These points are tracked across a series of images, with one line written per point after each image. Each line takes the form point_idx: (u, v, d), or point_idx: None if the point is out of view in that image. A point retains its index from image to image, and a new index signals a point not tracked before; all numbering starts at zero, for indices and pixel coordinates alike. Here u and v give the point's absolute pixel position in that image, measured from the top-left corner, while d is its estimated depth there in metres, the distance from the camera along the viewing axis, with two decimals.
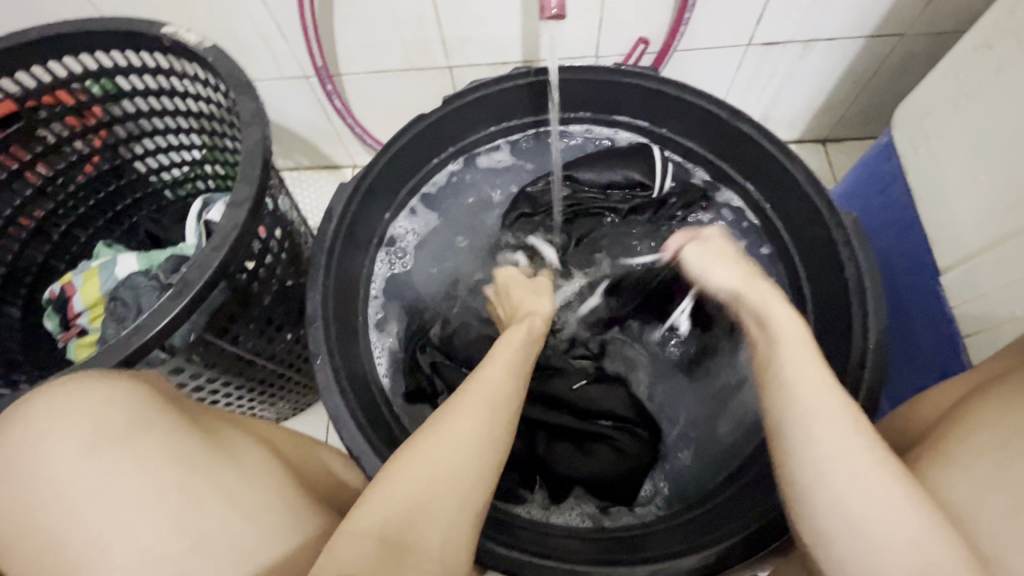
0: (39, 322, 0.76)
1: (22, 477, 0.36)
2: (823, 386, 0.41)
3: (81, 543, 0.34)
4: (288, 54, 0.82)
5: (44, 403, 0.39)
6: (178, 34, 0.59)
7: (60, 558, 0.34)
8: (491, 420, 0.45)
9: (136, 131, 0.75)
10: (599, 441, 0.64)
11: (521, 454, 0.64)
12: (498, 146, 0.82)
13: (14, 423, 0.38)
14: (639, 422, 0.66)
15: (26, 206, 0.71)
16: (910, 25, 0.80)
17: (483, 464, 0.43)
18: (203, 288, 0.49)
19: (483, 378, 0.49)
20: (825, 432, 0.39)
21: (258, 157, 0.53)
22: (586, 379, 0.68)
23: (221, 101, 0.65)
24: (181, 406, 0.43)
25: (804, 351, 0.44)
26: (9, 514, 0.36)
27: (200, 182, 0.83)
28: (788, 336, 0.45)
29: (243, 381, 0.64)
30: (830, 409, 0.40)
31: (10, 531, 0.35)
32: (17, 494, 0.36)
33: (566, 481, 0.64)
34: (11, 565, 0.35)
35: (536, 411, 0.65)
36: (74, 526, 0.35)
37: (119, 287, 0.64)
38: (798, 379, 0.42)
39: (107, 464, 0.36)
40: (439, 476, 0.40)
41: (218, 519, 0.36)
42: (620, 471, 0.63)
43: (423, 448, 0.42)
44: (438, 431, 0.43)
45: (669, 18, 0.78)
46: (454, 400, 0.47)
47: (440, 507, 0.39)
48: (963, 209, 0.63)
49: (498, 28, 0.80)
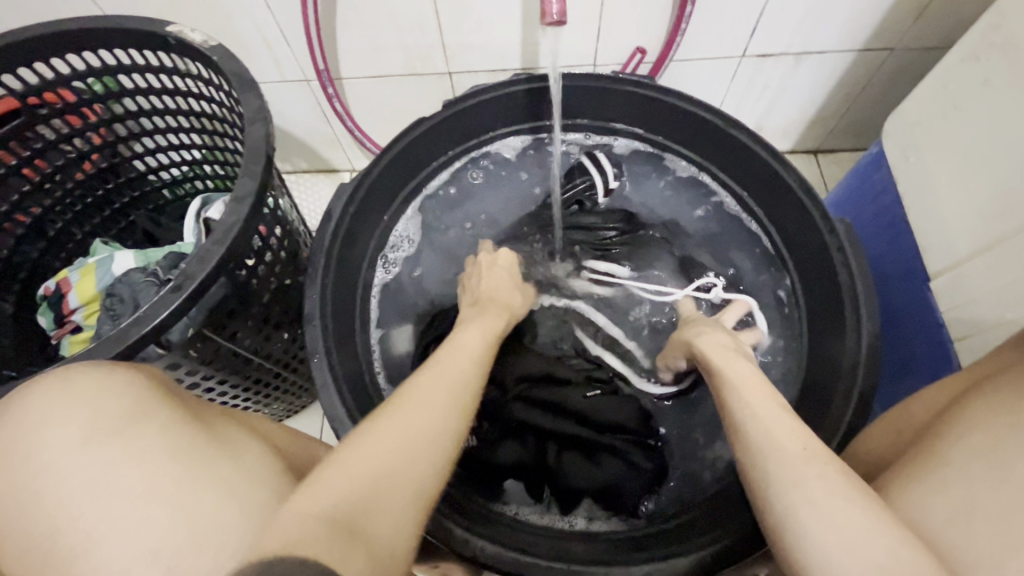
0: (31, 318, 0.75)
1: (15, 468, 0.35)
2: (772, 416, 0.46)
3: (77, 535, 0.33)
4: (289, 57, 0.83)
5: (39, 392, 0.38)
6: (183, 33, 0.59)
7: (53, 551, 0.33)
8: (442, 413, 0.46)
9: (137, 130, 0.75)
10: (612, 454, 0.64)
11: (530, 463, 0.64)
12: (510, 139, 0.82)
13: (11, 415, 0.38)
14: (648, 433, 0.66)
15: (23, 202, 0.70)
16: (899, 39, 0.82)
17: (436, 447, 0.43)
18: (203, 282, 0.49)
19: (437, 369, 0.50)
20: (773, 462, 0.43)
21: (260, 153, 0.53)
22: (599, 390, 0.67)
23: (225, 101, 0.65)
24: (178, 400, 0.43)
25: (755, 393, 0.50)
26: (3, 504, 0.35)
27: (198, 182, 0.83)
28: (740, 381, 0.52)
29: (239, 380, 0.64)
30: (783, 439, 0.44)
31: (4, 524, 0.35)
32: (12, 483, 0.35)
33: (574, 491, 0.63)
34: (7, 555, 0.34)
35: (550, 420, 0.64)
36: (69, 518, 0.34)
37: (116, 283, 0.64)
38: (755, 415, 0.47)
39: (103, 455, 0.36)
40: (389, 461, 0.40)
41: (213, 510, 0.35)
42: (627, 484, 0.63)
43: (373, 434, 0.42)
44: (390, 418, 0.43)
45: (666, 29, 0.80)
46: (402, 394, 0.47)
47: (393, 491, 0.39)
48: (953, 215, 0.65)
49: (499, 35, 0.81)
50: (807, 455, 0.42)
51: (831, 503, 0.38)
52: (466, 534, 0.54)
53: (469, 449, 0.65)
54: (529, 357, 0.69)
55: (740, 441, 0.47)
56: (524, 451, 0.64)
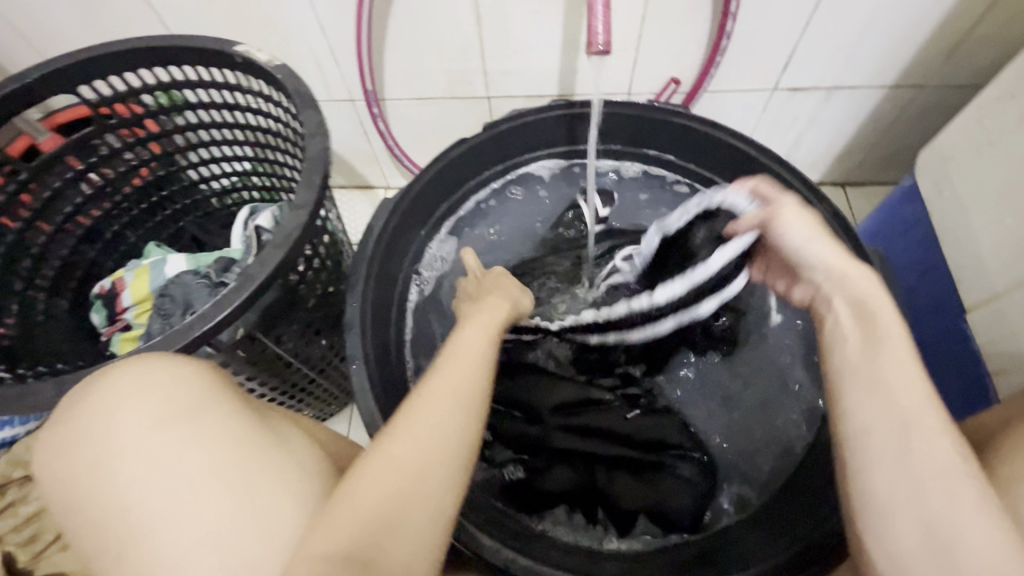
0: (85, 316, 0.79)
1: (87, 447, 0.38)
2: (912, 394, 0.41)
3: (145, 515, 0.35)
4: (338, 78, 0.88)
5: (122, 373, 0.40)
6: (250, 53, 0.63)
7: (121, 528, 0.35)
8: (455, 421, 0.42)
9: (193, 141, 0.79)
10: (662, 472, 0.63)
11: (581, 489, 0.64)
12: (547, 159, 0.84)
13: (87, 395, 0.40)
14: (693, 446, 0.65)
15: (85, 204, 0.75)
16: (930, 77, 0.84)
17: (448, 461, 0.41)
18: (262, 283, 0.51)
19: (446, 368, 0.46)
20: (876, 451, 0.40)
21: (320, 164, 0.55)
22: (637, 410, 0.67)
23: (282, 117, 0.68)
24: (241, 394, 0.44)
25: (900, 353, 0.43)
26: (77, 482, 0.37)
27: (246, 193, 0.87)
28: (893, 340, 0.43)
29: (278, 383, 0.66)
30: (921, 418, 0.40)
31: (76, 500, 0.37)
32: (85, 462, 0.37)
33: (628, 513, 0.63)
34: (77, 528, 0.37)
35: (594, 446, 0.64)
36: (138, 498, 0.36)
37: (168, 284, 0.67)
38: (898, 391, 0.41)
39: (172, 440, 0.37)
40: (400, 485, 0.38)
41: (269, 504, 0.37)
42: (687, 501, 0.62)
43: (381, 455, 0.39)
44: (401, 435, 0.41)
45: (701, 60, 0.82)
46: (412, 401, 0.44)
47: (406, 522, 0.38)
48: (989, 249, 0.65)
49: (539, 62, 0.85)
50: (937, 442, 0.39)
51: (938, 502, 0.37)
52: (503, 550, 0.55)
53: (517, 480, 0.66)
54: (560, 384, 0.68)
55: (867, 404, 0.42)
56: (574, 476, 0.64)
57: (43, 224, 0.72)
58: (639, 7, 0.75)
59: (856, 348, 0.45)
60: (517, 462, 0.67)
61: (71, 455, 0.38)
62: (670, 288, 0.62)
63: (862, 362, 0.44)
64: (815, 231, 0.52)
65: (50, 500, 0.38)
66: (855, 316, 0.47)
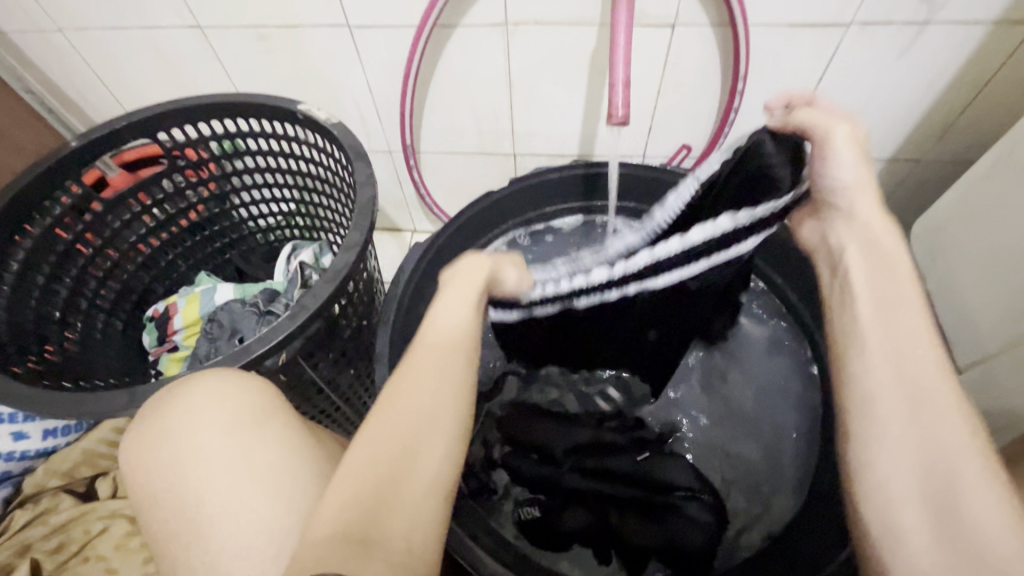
0: (134, 336, 0.86)
1: (167, 445, 0.44)
2: (919, 362, 0.45)
3: (215, 506, 0.41)
4: (380, 132, 0.97)
5: (195, 387, 0.46)
6: (311, 111, 0.71)
7: (196, 518, 0.41)
8: (440, 398, 0.45)
9: (247, 184, 0.86)
10: (675, 513, 0.65)
11: (596, 529, 0.67)
12: (569, 215, 0.90)
13: (168, 400, 0.46)
14: (702, 488, 0.67)
15: (147, 234, 0.83)
16: (925, 152, 0.90)
17: (437, 438, 0.43)
18: (311, 314, 0.57)
19: (424, 349, 0.48)
20: (884, 409, 0.44)
21: (369, 211, 0.62)
22: (648, 452, 0.70)
23: (333, 166, 0.76)
24: (295, 413, 0.48)
25: (915, 321, 0.47)
26: (155, 477, 0.43)
27: (288, 231, 0.94)
28: (909, 304, 0.47)
29: (310, 409, 0.70)
30: (934, 385, 0.44)
31: (158, 490, 0.43)
32: (166, 457, 0.43)
33: (639, 549, 0.65)
34: (155, 515, 0.43)
35: (607, 486, 0.67)
36: (210, 491, 0.42)
37: (217, 310, 0.73)
38: (906, 359, 0.45)
39: (243, 442, 0.43)
40: (389, 464, 0.41)
41: (310, 503, 0.42)
42: (700, 540, 0.64)
43: (366, 442, 0.42)
44: (382, 419, 0.44)
45: (711, 130, 0.90)
46: (394, 383, 0.46)
47: (401, 493, 0.40)
48: (980, 314, 0.69)
49: (563, 125, 0.94)
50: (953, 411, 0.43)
51: (948, 469, 0.41)
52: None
53: (535, 519, 0.69)
54: (577, 426, 0.72)
55: (878, 368, 0.46)
56: (589, 517, 0.67)
57: (110, 252, 0.80)
58: (655, 82, 0.84)
59: (869, 314, 0.48)
60: (533, 501, 0.70)
61: (153, 451, 0.44)
62: (718, 225, 0.54)
63: (877, 323, 0.47)
64: (860, 159, 0.52)
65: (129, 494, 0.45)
66: (863, 246, 0.51)
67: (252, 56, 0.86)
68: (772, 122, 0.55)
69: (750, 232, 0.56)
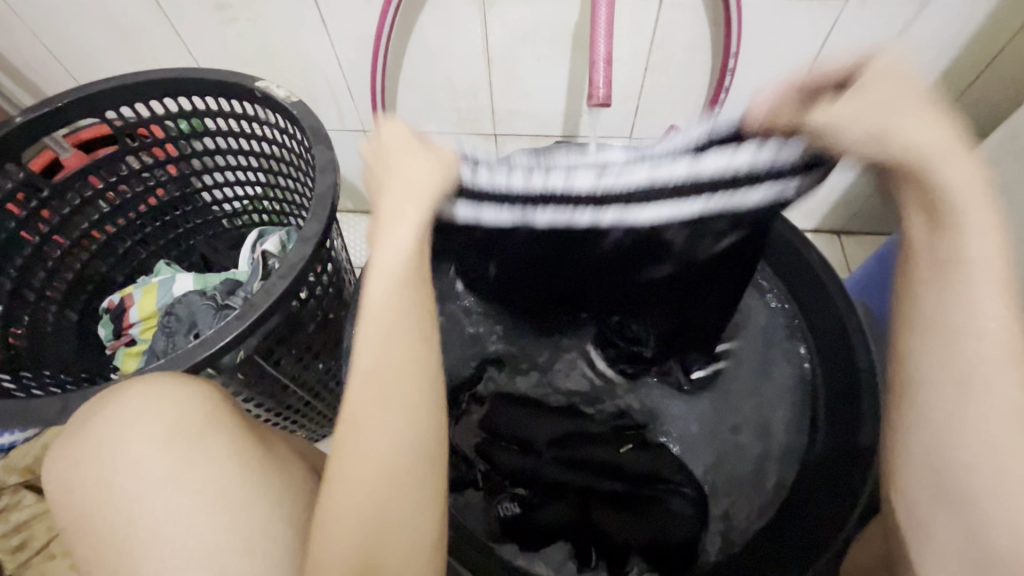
0: (91, 327, 0.82)
1: (101, 459, 0.42)
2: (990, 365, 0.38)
3: (148, 528, 0.40)
4: (352, 110, 0.91)
5: (133, 396, 0.44)
6: (269, 89, 0.66)
7: (126, 540, 0.40)
8: (411, 427, 0.41)
9: (209, 165, 0.81)
10: (657, 505, 0.63)
11: (575, 524, 0.65)
12: None
13: (102, 411, 0.44)
14: (686, 480, 0.66)
15: (101, 220, 0.78)
16: None
17: (415, 470, 0.41)
18: (265, 311, 0.53)
19: (373, 368, 0.41)
20: (949, 408, 0.39)
21: (328, 200, 0.58)
22: (631, 444, 0.68)
23: (295, 148, 0.71)
24: (246, 418, 0.47)
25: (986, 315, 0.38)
26: (85, 493, 0.42)
27: (256, 216, 0.89)
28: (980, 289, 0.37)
29: (273, 405, 0.67)
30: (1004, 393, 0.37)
31: (85, 513, 0.42)
32: (96, 474, 0.42)
33: (620, 545, 0.63)
34: (86, 533, 0.41)
35: (590, 479, 0.65)
36: (141, 511, 0.41)
37: (175, 303, 0.70)
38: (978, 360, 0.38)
39: (182, 455, 0.42)
40: (373, 516, 0.39)
41: (249, 522, 0.41)
42: (681, 533, 0.62)
43: (340, 498, 0.39)
44: (348, 466, 0.39)
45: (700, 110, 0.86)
46: (351, 418, 0.40)
47: (390, 532, 0.40)
48: None
49: (546, 103, 0.89)
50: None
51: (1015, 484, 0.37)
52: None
53: (513, 517, 0.65)
54: (556, 417, 0.70)
55: (939, 364, 0.39)
56: (569, 510, 0.65)
57: (60, 239, 0.75)
58: (641, 58, 0.79)
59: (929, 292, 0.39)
60: (512, 497, 0.67)
61: (84, 467, 0.43)
62: (740, 161, 0.43)
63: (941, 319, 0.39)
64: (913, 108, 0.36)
65: (60, 512, 0.43)
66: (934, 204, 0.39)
67: (211, 29, 0.80)
68: (768, 109, 0.40)
69: (766, 181, 0.45)
